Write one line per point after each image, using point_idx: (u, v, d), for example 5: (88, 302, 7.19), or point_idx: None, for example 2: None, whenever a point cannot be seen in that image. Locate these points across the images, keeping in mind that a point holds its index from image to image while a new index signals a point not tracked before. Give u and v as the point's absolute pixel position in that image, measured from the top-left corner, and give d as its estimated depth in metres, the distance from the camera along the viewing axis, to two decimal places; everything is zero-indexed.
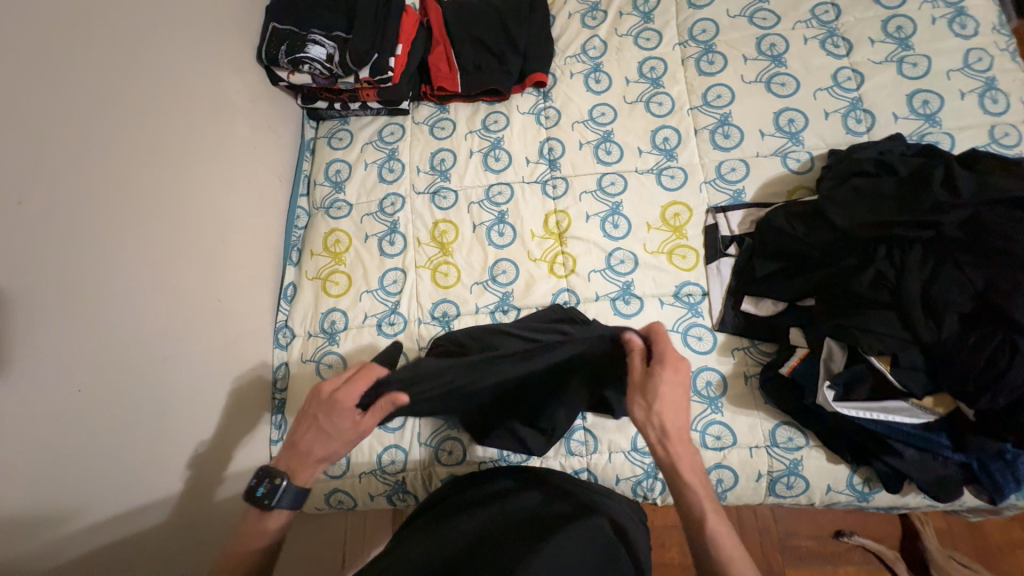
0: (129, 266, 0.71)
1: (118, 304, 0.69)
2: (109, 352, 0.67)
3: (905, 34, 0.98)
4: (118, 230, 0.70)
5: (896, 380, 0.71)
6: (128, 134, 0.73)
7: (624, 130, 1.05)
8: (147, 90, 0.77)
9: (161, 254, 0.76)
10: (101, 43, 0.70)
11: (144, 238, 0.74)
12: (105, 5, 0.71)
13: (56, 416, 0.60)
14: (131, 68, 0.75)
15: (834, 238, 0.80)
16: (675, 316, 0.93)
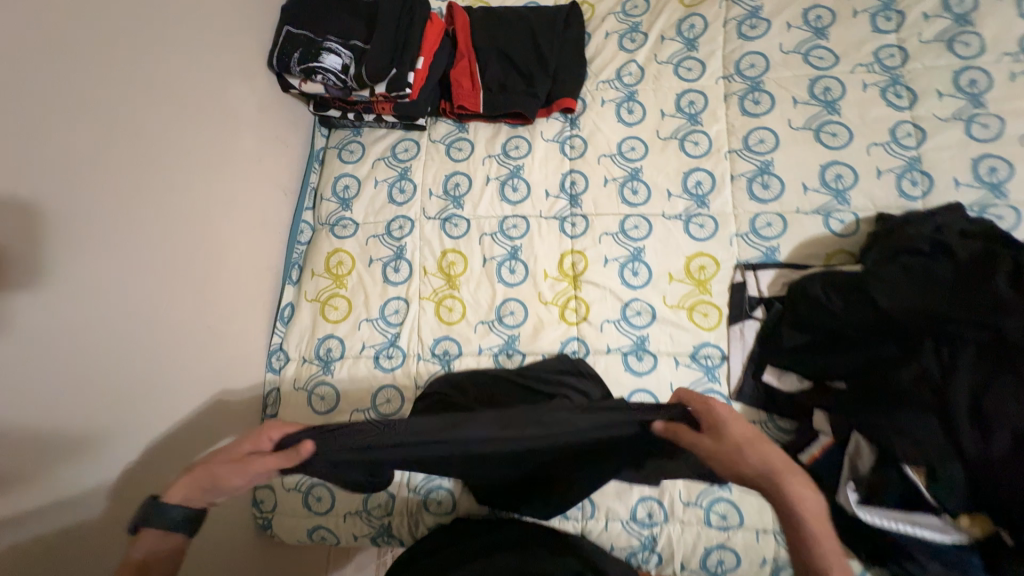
0: (114, 296, 0.67)
1: (99, 337, 0.65)
2: (85, 390, 0.63)
3: (978, 89, 0.88)
4: (104, 258, 0.65)
5: (929, 494, 0.65)
6: (121, 153, 0.68)
7: (654, 168, 0.97)
8: (146, 102, 0.71)
9: (151, 281, 0.72)
10: (97, 53, 0.65)
11: (133, 265, 0.69)
12: (106, 15, 0.66)
13: (24, 462, 0.57)
14: (130, 79, 0.69)
15: (877, 322, 0.72)
16: (690, 379, 0.87)
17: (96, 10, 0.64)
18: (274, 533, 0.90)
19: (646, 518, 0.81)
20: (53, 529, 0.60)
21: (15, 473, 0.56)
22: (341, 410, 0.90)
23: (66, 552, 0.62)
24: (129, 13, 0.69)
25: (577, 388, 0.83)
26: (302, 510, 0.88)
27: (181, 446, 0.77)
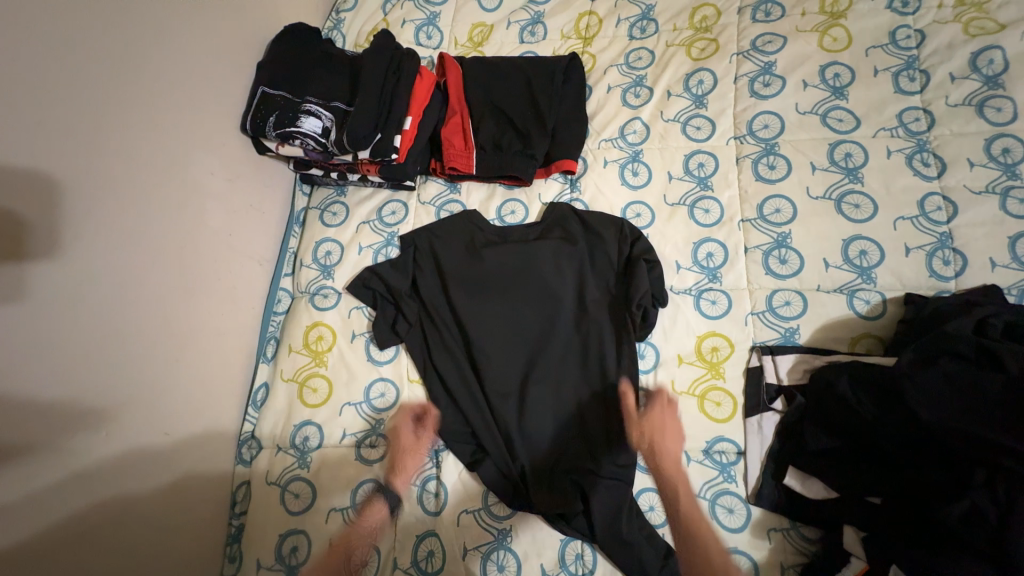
0: (23, 426, 0.58)
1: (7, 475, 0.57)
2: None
3: (1013, 159, 0.81)
4: (21, 376, 0.58)
5: None
6: (42, 259, 0.60)
7: (661, 237, 0.90)
8: (76, 195, 0.64)
9: (79, 395, 0.64)
10: (9, 148, 0.57)
11: (56, 385, 0.61)
12: (43, 106, 0.60)
13: None
14: (49, 169, 0.61)
15: (913, 438, 0.65)
16: (703, 479, 0.79)
17: (30, 103, 0.59)
18: None
19: None
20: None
21: None
22: (318, 510, 0.81)
23: None
24: (52, 95, 0.61)
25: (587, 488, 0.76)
26: None
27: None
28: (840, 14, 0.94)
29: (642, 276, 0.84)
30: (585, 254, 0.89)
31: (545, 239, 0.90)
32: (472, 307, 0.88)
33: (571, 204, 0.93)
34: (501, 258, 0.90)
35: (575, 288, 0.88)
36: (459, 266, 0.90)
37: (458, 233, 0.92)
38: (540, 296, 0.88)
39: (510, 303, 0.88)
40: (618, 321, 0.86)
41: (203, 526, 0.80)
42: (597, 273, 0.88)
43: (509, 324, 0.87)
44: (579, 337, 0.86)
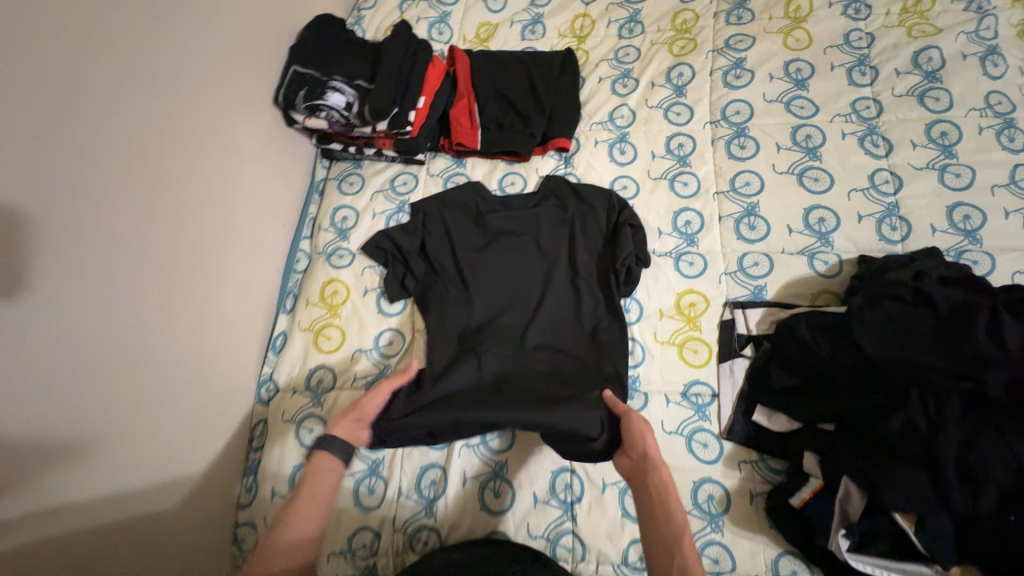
0: (90, 337, 0.65)
1: (75, 380, 0.64)
2: (39, 440, 0.60)
3: (949, 141, 0.93)
4: (95, 286, 0.66)
5: (921, 545, 0.62)
6: (120, 187, 0.69)
7: (645, 207, 1.01)
8: (145, 142, 0.72)
9: (136, 318, 0.71)
10: (95, 93, 0.65)
11: (119, 304, 0.69)
12: (124, 57, 0.70)
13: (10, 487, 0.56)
14: (125, 116, 0.69)
15: (862, 368, 0.73)
16: (681, 418, 0.87)
17: (115, 54, 0.68)
18: None
19: (637, 562, 0.79)
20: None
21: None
22: None
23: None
24: (127, 53, 0.70)
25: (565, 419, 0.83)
26: None
27: (153, 490, 0.75)
28: (802, 19, 1.08)
29: (627, 239, 0.95)
30: (574, 220, 1.00)
31: (542, 206, 1.01)
32: (470, 266, 0.97)
33: (566, 176, 1.05)
34: (501, 226, 1.00)
35: (567, 250, 0.98)
36: (461, 230, 1.00)
37: (463, 202, 1.03)
38: (537, 255, 0.98)
39: (507, 263, 0.97)
40: (607, 277, 0.95)
41: (224, 456, 0.87)
42: (587, 238, 0.98)
43: (508, 282, 0.96)
44: (570, 292, 0.95)
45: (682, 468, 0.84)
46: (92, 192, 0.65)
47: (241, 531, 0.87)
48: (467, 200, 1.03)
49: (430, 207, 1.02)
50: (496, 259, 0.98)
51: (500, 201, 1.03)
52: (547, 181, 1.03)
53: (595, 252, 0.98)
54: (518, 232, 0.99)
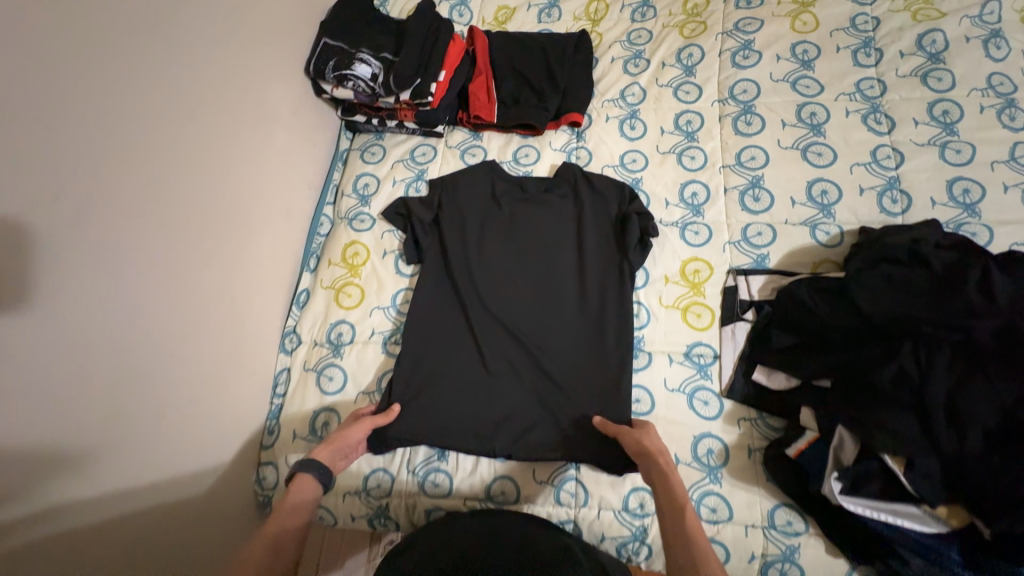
0: (140, 269, 0.71)
1: (129, 304, 0.70)
2: (98, 353, 0.66)
3: (951, 119, 0.96)
4: (142, 223, 0.71)
5: (909, 484, 0.66)
6: (165, 135, 0.74)
7: (653, 179, 1.05)
8: (191, 95, 0.79)
9: (180, 256, 0.77)
10: (151, 45, 0.72)
11: (166, 241, 0.75)
12: (173, 16, 0.76)
13: (62, 397, 0.62)
14: (175, 69, 0.76)
15: (859, 324, 0.76)
16: (683, 376, 0.91)
17: (165, 12, 0.74)
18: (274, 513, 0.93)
19: (637, 509, 0.83)
20: (59, 486, 0.62)
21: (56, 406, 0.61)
22: (348, 390, 0.94)
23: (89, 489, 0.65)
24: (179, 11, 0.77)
25: (562, 385, 0.90)
26: None
27: (191, 418, 0.81)
28: (809, 3, 1.12)
29: (634, 224, 0.97)
30: (585, 203, 1.02)
31: (554, 193, 1.04)
32: (483, 234, 1.02)
33: (579, 166, 1.07)
34: (515, 200, 1.05)
35: (576, 230, 1.02)
36: (476, 206, 1.04)
37: (479, 181, 1.06)
38: (545, 240, 1.01)
39: (518, 239, 1.02)
40: (614, 268, 0.98)
41: (250, 399, 0.93)
42: (595, 220, 1.01)
43: (519, 253, 1.01)
44: (578, 267, 0.99)
45: (684, 422, 0.88)
46: (147, 134, 0.71)
47: (264, 470, 0.93)
48: (483, 177, 1.07)
49: (449, 185, 1.06)
50: (508, 230, 1.02)
51: (516, 186, 1.06)
52: (565, 167, 1.06)
53: (602, 231, 1.01)
54: (532, 218, 1.03)
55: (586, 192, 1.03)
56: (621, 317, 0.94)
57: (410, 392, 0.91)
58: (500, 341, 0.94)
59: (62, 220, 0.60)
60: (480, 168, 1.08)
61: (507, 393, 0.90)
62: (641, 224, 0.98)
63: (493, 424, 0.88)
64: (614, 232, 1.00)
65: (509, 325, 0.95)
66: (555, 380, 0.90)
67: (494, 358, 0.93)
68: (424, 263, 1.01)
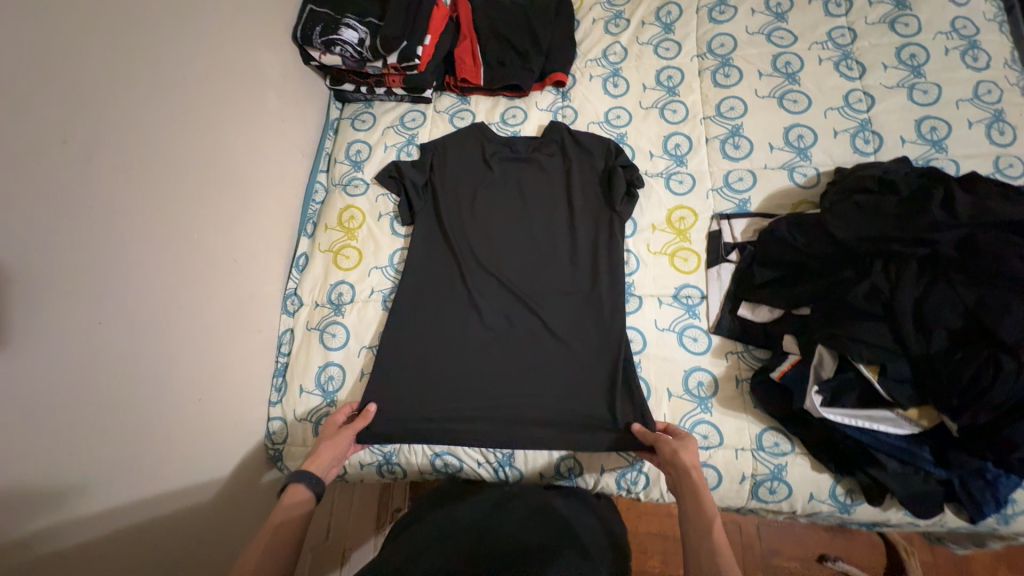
0: (148, 221, 0.73)
1: (143, 252, 0.72)
2: (116, 299, 0.68)
3: (918, 62, 1.00)
4: (146, 176, 0.73)
5: (883, 389, 0.71)
6: (161, 91, 0.76)
7: (637, 133, 1.08)
8: (184, 52, 0.81)
9: (185, 211, 0.79)
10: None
11: (171, 195, 0.77)
12: None
13: (85, 338, 0.64)
14: (168, 25, 0.78)
15: (834, 251, 0.81)
16: (672, 316, 0.95)
17: None
18: (285, 467, 0.96)
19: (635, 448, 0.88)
20: (90, 428, 0.64)
21: (79, 348, 0.63)
22: (351, 347, 0.97)
23: (114, 431, 0.67)
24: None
25: (557, 334, 0.93)
26: (312, 439, 0.93)
27: (204, 369, 0.83)
28: None
29: (620, 177, 1.00)
30: (573, 162, 1.05)
31: (542, 151, 1.06)
32: (475, 195, 1.04)
33: (566, 126, 1.09)
34: (506, 162, 1.07)
35: (565, 186, 1.04)
36: (466, 167, 1.07)
37: (470, 144, 1.09)
38: (536, 202, 1.03)
39: (509, 199, 1.04)
40: (604, 222, 1.00)
41: (257, 358, 0.95)
42: (583, 177, 1.03)
43: (511, 213, 1.03)
44: (569, 223, 1.01)
45: (674, 358, 0.92)
46: (143, 89, 0.73)
47: (273, 425, 0.96)
48: (473, 139, 1.09)
49: (440, 150, 1.09)
50: (499, 190, 1.05)
51: (505, 145, 1.08)
52: (552, 126, 1.08)
53: (590, 187, 1.03)
54: (523, 180, 1.05)
55: (573, 151, 1.06)
56: (613, 266, 0.96)
57: (409, 343, 0.94)
58: (495, 294, 0.97)
59: (72, 165, 0.62)
60: (469, 132, 1.10)
61: (505, 342, 0.94)
62: (627, 180, 1.01)
63: (492, 369, 0.92)
64: (602, 186, 1.03)
65: (504, 279, 0.97)
66: (552, 328, 0.93)
67: (489, 311, 0.96)
68: (416, 224, 1.03)
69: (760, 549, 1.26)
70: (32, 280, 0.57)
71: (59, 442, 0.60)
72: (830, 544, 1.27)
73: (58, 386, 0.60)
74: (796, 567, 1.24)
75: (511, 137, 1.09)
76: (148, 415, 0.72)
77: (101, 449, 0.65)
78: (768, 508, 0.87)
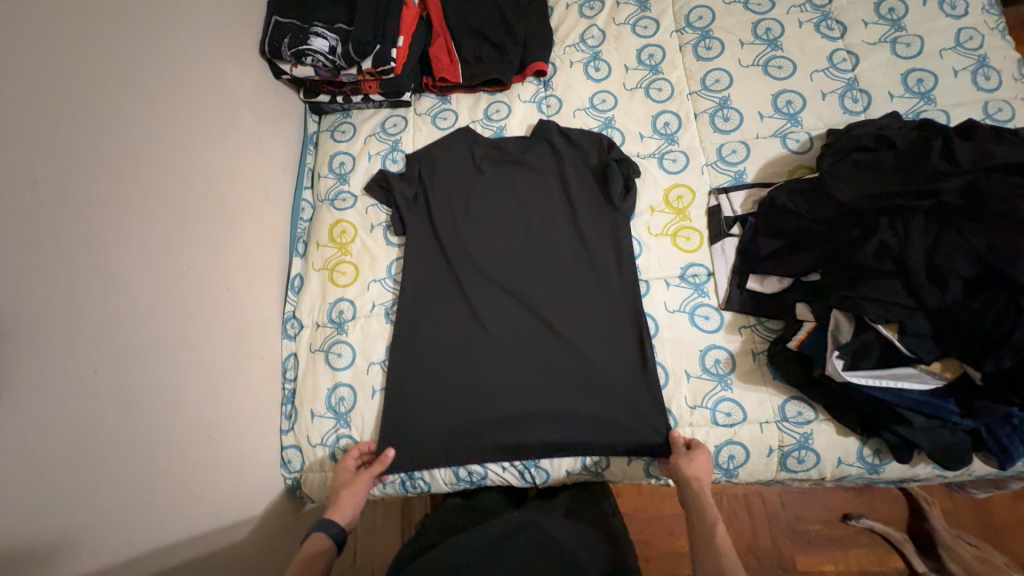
0: (132, 260, 0.69)
1: (131, 291, 0.68)
2: (109, 345, 0.64)
3: (897, 15, 1.00)
4: (123, 211, 0.69)
5: (904, 347, 0.71)
6: (131, 121, 0.72)
7: (625, 116, 1.06)
8: (148, 78, 0.77)
9: (169, 244, 0.76)
10: (98, 24, 0.69)
11: (153, 229, 0.73)
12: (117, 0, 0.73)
13: (80, 390, 0.60)
14: (128, 48, 0.74)
15: (837, 213, 0.80)
16: (681, 297, 0.94)
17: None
18: (304, 494, 0.94)
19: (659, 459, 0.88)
20: (95, 486, 0.60)
21: (75, 401, 0.59)
22: (359, 365, 0.94)
23: (124, 483, 0.64)
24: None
25: (568, 333, 0.91)
26: (329, 463, 0.91)
27: (209, 406, 0.80)
28: None
29: (616, 172, 0.98)
30: (563, 158, 1.02)
31: (532, 149, 1.04)
32: (467, 199, 1.02)
33: (553, 121, 1.06)
34: (497, 163, 1.04)
35: (559, 182, 1.02)
36: (455, 171, 1.04)
37: (457, 148, 1.06)
38: (532, 202, 1.01)
39: (503, 201, 1.02)
40: (605, 218, 0.98)
41: (263, 388, 0.92)
42: (577, 172, 1.01)
43: (507, 215, 1.01)
44: (568, 222, 0.99)
45: (689, 338, 0.91)
46: (112, 120, 0.69)
47: (288, 454, 0.93)
48: (459, 141, 1.06)
49: (427, 156, 1.06)
50: (492, 192, 1.02)
51: (493, 147, 1.05)
52: (540, 123, 1.05)
53: (584, 181, 1.01)
54: (516, 185, 1.03)
55: (564, 147, 1.03)
56: (619, 261, 0.95)
57: (417, 357, 0.93)
58: (499, 299, 0.95)
59: (47, 209, 0.59)
60: (456, 135, 1.07)
61: (516, 344, 0.92)
62: (622, 172, 0.99)
63: (505, 371, 0.90)
64: (596, 179, 1.01)
65: (507, 281, 0.96)
66: (562, 326, 0.92)
67: (495, 315, 0.94)
68: (409, 236, 1.00)
69: (786, 518, 1.26)
70: (16, 333, 0.54)
71: (64, 504, 0.57)
72: (854, 504, 1.27)
73: (57, 444, 0.57)
74: (823, 531, 1.25)
75: (497, 138, 1.07)
76: (158, 461, 0.69)
77: (111, 501, 0.62)
78: (796, 477, 0.87)
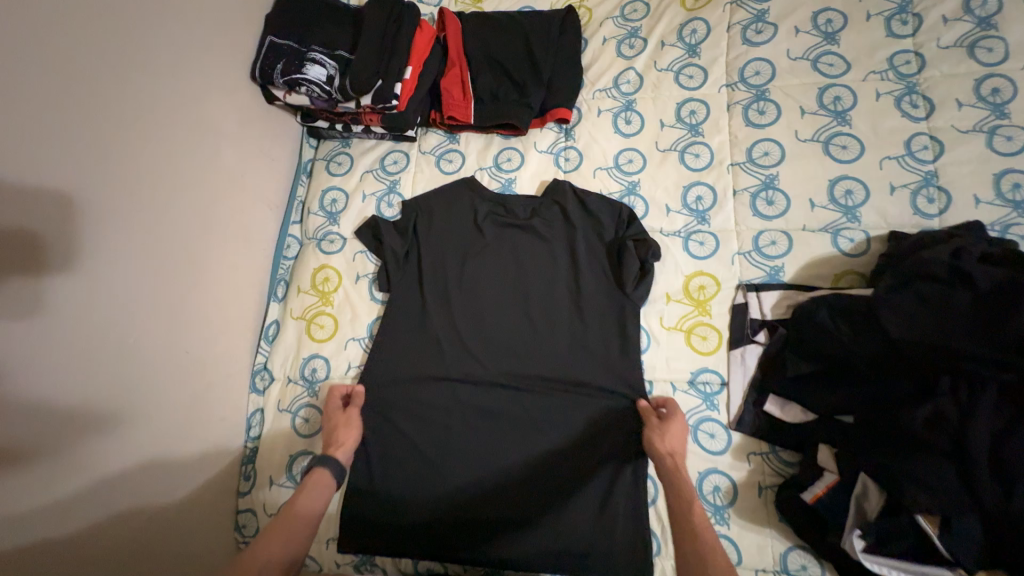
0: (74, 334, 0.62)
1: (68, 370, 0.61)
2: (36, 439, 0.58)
3: (1001, 99, 0.82)
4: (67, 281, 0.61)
5: (944, 548, 0.59)
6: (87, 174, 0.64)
7: (652, 182, 0.93)
8: (115, 120, 0.68)
9: (122, 310, 0.68)
10: (52, 63, 0.60)
11: (104, 294, 0.66)
12: (81, 33, 0.64)
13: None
14: (92, 88, 0.65)
15: (885, 352, 0.67)
16: (686, 407, 0.83)
17: (72, 29, 0.62)
18: None
19: None
20: None
21: None
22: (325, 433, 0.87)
23: None
24: (91, 18, 0.65)
25: (553, 432, 0.82)
26: None
27: (157, 478, 0.75)
28: None
29: (631, 257, 0.86)
30: (574, 226, 0.91)
31: (541, 215, 0.92)
32: (463, 262, 0.92)
33: (571, 183, 0.94)
34: (500, 227, 0.93)
35: (567, 253, 0.91)
36: (454, 227, 0.94)
37: (459, 199, 0.95)
38: (533, 274, 0.90)
39: (501, 267, 0.91)
40: (614, 307, 0.87)
41: (222, 448, 0.86)
42: (587, 247, 0.90)
43: (503, 283, 0.90)
44: (573, 301, 0.88)
45: (686, 456, 0.80)
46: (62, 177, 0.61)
47: (242, 517, 0.88)
48: (463, 192, 0.95)
49: (426, 208, 0.95)
50: (491, 255, 0.92)
51: (498, 204, 0.94)
52: (556, 183, 0.93)
53: (594, 257, 0.89)
54: (519, 253, 0.92)
55: (578, 215, 0.91)
56: (624, 364, 0.84)
57: (383, 436, 0.85)
58: (483, 380, 0.86)
59: None
60: (459, 185, 0.96)
61: (495, 433, 0.83)
62: (638, 252, 0.87)
63: (478, 464, 0.82)
64: (609, 256, 0.89)
65: (494, 362, 0.86)
66: (547, 423, 0.83)
67: (476, 398, 0.85)
68: (393, 296, 0.91)
69: None
70: None
71: None
72: None
73: None
74: None
75: (504, 195, 0.95)
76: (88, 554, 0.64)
77: None
78: None
